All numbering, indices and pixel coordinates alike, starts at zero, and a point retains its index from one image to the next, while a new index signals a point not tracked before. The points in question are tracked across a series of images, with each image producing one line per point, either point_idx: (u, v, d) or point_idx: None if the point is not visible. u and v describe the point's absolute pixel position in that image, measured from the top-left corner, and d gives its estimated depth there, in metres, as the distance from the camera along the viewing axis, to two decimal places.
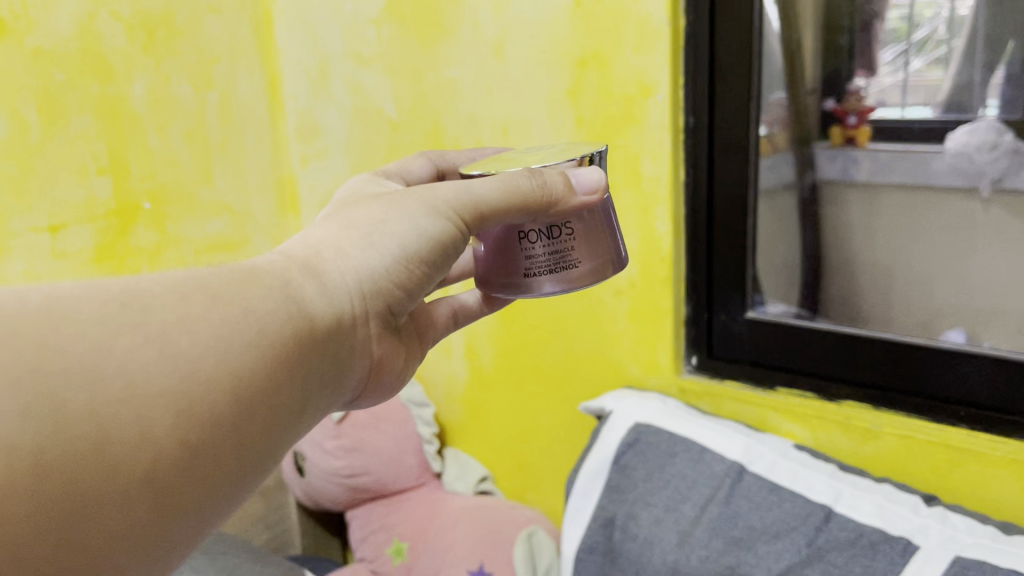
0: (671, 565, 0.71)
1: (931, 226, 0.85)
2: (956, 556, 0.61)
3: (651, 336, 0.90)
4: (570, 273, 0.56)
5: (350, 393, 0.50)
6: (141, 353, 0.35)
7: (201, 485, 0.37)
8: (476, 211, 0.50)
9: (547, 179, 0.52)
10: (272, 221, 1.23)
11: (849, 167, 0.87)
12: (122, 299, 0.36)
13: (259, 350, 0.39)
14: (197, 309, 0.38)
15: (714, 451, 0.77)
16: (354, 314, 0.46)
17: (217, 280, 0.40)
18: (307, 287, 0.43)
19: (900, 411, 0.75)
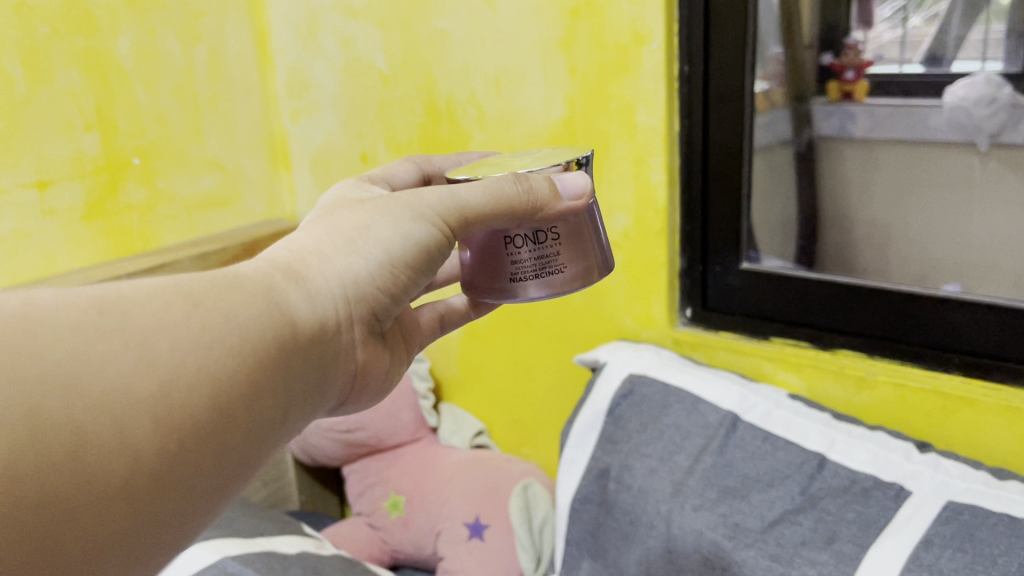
0: (664, 514, 0.71)
1: (932, 179, 0.88)
2: (949, 501, 0.62)
3: (645, 289, 0.89)
4: (557, 278, 0.56)
5: (334, 401, 0.49)
6: (121, 361, 0.35)
7: (179, 492, 0.37)
8: (461, 217, 0.49)
9: (533, 183, 0.52)
10: (264, 177, 1.21)
11: (846, 122, 0.90)
12: (100, 304, 0.36)
13: (240, 357, 0.39)
14: (178, 316, 0.38)
15: (708, 401, 0.77)
16: (338, 320, 0.45)
17: (200, 285, 0.40)
18: (290, 292, 0.43)
19: (896, 359, 0.75)
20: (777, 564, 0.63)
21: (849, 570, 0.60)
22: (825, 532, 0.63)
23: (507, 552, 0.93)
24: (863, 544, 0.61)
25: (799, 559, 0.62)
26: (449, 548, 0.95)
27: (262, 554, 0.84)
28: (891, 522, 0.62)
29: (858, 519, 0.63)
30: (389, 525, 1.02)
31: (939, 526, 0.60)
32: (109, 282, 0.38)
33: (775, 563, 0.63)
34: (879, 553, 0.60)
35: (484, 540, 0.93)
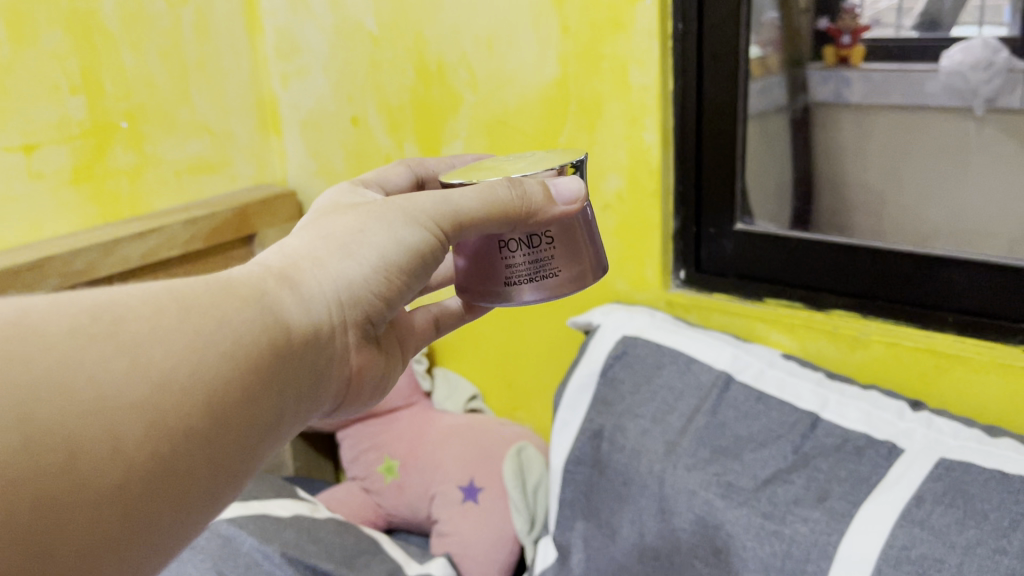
0: (658, 474, 0.71)
1: (923, 147, 0.77)
2: (941, 458, 0.62)
3: (638, 251, 0.89)
4: (551, 282, 0.55)
5: (329, 404, 0.50)
6: (112, 364, 0.36)
7: (174, 495, 0.38)
8: (455, 222, 0.50)
9: (526, 189, 0.52)
10: (253, 142, 1.19)
11: (841, 88, 0.80)
12: (93, 311, 0.37)
13: (234, 362, 0.40)
14: (172, 321, 0.39)
15: (701, 361, 0.77)
16: (332, 326, 0.46)
17: (195, 290, 0.41)
18: (284, 297, 0.44)
19: (890, 319, 0.75)
20: (769, 523, 0.63)
21: (841, 526, 0.60)
22: (817, 490, 0.63)
23: (502, 515, 0.93)
24: (855, 500, 0.61)
25: (792, 516, 0.62)
26: (444, 512, 0.95)
27: (255, 518, 0.83)
28: (883, 479, 0.62)
29: (850, 477, 0.63)
30: (383, 490, 1.02)
31: (931, 483, 0.60)
32: (103, 289, 0.39)
33: (767, 521, 0.63)
34: (871, 510, 0.60)
35: (478, 503, 0.94)
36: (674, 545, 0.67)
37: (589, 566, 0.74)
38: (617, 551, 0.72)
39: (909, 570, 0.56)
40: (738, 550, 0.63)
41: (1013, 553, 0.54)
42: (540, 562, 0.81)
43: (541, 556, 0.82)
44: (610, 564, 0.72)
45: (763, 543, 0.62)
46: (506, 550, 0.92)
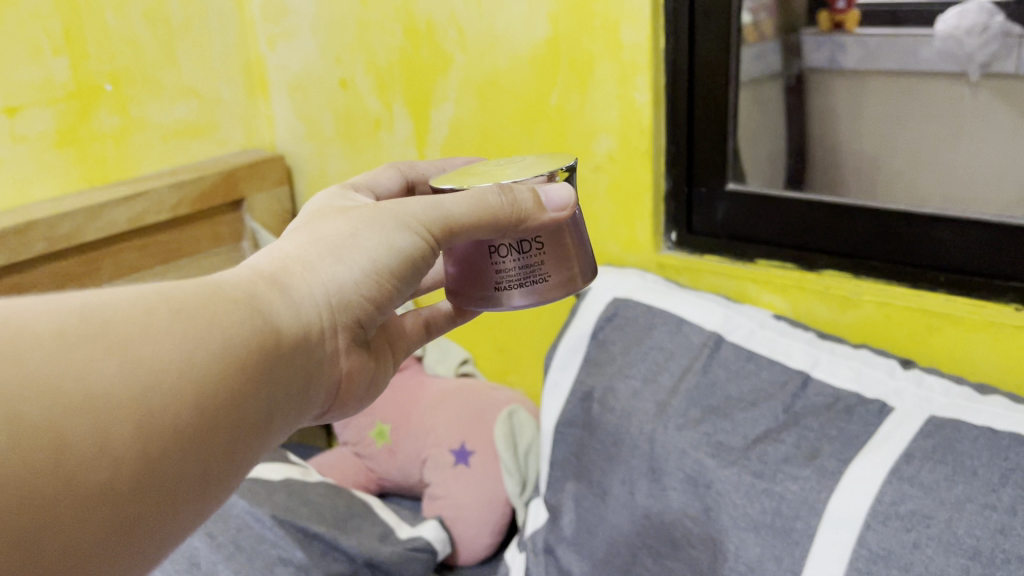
0: (648, 434, 0.71)
1: (920, 112, 0.74)
2: (931, 416, 0.62)
3: (629, 212, 0.88)
4: (541, 287, 0.55)
5: (319, 409, 0.49)
6: (99, 364, 0.35)
7: (164, 498, 0.37)
8: (447, 226, 0.49)
9: (516, 195, 0.51)
10: (241, 105, 1.17)
11: (837, 54, 0.77)
12: (82, 311, 0.37)
13: (223, 363, 0.40)
14: (160, 322, 0.38)
15: (692, 322, 0.77)
16: (323, 328, 0.46)
17: (185, 292, 0.41)
18: (274, 299, 0.44)
19: (881, 279, 0.74)
20: (759, 481, 0.63)
21: (831, 484, 0.60)
22: (807, 448, 0.63)
23: (492, 476, 0.94)
24: (845, 459, 0.61)
25: (782, 474, 0.62)
26: (435, 476, 0.96)
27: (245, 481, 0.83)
28: (872, 437, 0.62)
29: (840, 435, 0.63)
30: (376, 455, 1.02)
31: (921, 440, 0.60)
32: (92, 291, 0.39)
33: (757, 479, 0.63)
34: (860, 466, 0.60)
35: (469, 466, 0.94)
36: (664, 504, 0.67)
37: (580, 526, 0.74)
38: (607, 511, 0.72)
39: (897, 526, 0.56)
40: (728, 508, 0.63)
41: (1003, 507, 0.53)
42: (531, 523, 0.81)
43: (532, 517, 0.82)
44: (601, 524, 0.72)
45: (753, 502, 0.62)
46: (497, 512, 0.93)
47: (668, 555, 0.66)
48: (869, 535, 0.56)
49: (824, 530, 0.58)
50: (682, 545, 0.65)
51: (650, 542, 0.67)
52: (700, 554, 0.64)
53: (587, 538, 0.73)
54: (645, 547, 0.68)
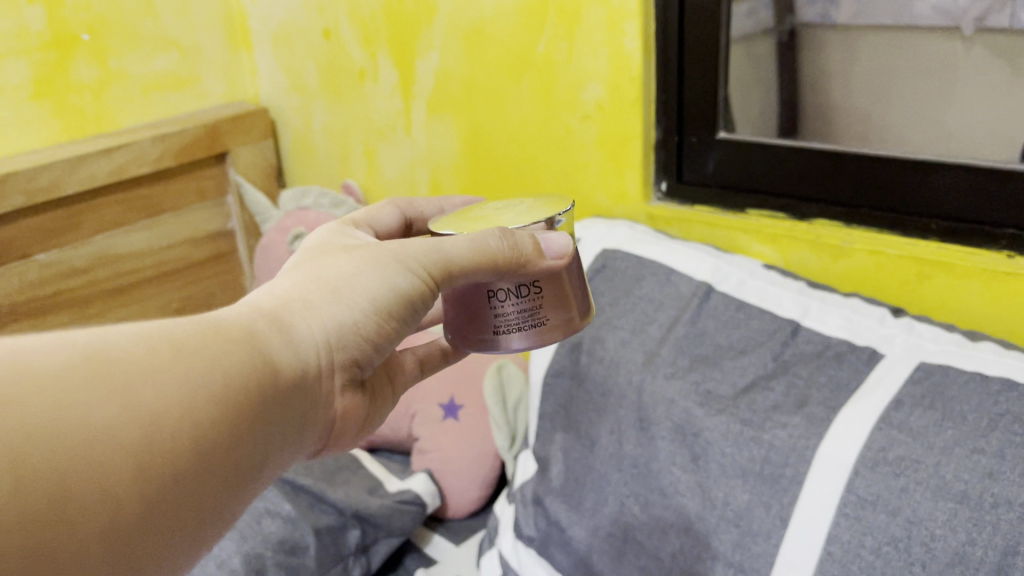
0: (636, 384, 0.70)
1: (911, 68, 0.70)
2: (921, 362, 0.61)
3: (619, 162, 0.87)
4: (539, 330, 0.54)
5: (312, 445, 0.49)
6: (104, 405, 0.35)
7: (161, 537, 0.37)
8: (445, 270, 0.50)
9: (517, 240, 0.51)
10: (223, 57, 1.14)
11: (829, 8, 0.73)
12: (86, 351, 0.36)
13: (223, 403, 0.39)
14: (163, 362, 0.38)
15: (681, 273, 0.76)
16: (319, 366, 0.46)
17: (186, 332, 0.40)
18: (274, 339, 0.44)
19: (874, 228, 0.73)
20: (748, 429, 0.62)
21: (820, 431, 0.60)
22: (796, 396, 0.63)
23: (481, 431, 0.94)
24: (834, 406, 0.61)
25: (771, 422, 0.62)
26: (424, 430, 0.95)
27: None
28: (862, 384, 0.62)
29: (830, 383, 0.63)
30: None
31: (910, 386, 0.60)
32: (92, 329, 0.38)
33: (746, 428, 0.62)
34: (850, 413, 0.59)
35: (458, 421, 0.95)
36: (653, 453, 0.67)
37: (569, 477, 0.74)
38: (595, 461, 0.72)
39: (886, 471, 0.55)
40: (716, 456, 0.63)
41: (992, 452, 0.53)
42: (519, 475, 0.82)
43: (520, 468, 0.82)
44: (590, 474, 0.72)
45: (741, 450, 0.62)
46: (487, 465, 0.93)
47: (656, 503, 0.66)
48: (857, 481, 0.56)
49: (812, 476, 0.58)
50: (671, 494, 0.65)
51: (639, 490, 0.67)
52: (688, 502, 0.63)
53: (576, 488, 0.73)
54: (633, 496, 0.67)
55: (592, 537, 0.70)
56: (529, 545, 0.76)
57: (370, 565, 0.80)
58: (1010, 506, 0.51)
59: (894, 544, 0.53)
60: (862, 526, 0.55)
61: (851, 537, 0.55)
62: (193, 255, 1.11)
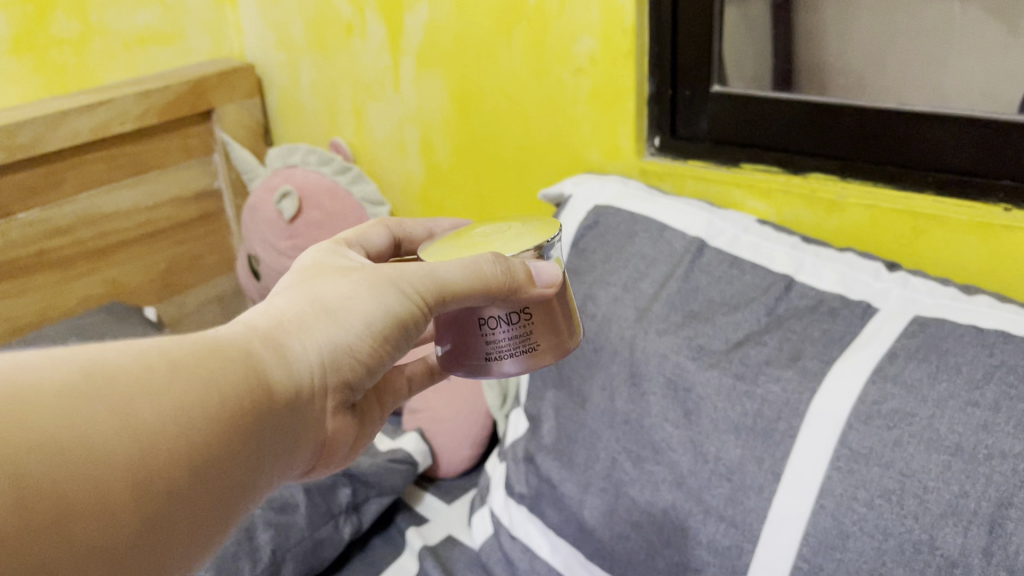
0: (628, 340, 0.70)
1: (907, 29, 0.68)
2: (915, 316, 0.61)
3: (612, 116, 0.85)
4: (530, 356, 0.53)
5: (302, 468, 0.48)
6: (101, 425, 0.33)
7: (155, 561, 0.35)
8: (439, 294, 0.48)
9: (511, 265, 0.50)
10: (207, 12, 1.11)
11: None
12: (86, 367, 0.35)
13: (219, 422, 0.38)
14: (161, 379, 0.36)
15: (674, 228, 0.75)
16: (313, 389, 0.44)
17: (182, 350, 0.39)
18: (268, 360, 0.42)
19: (870, 182, 0.73)
20: (740, 383, 0.62)
21: (813, 385, 0.59)
22: (790, 350, 0.62)
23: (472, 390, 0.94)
24: (828, 360, 0.60)
25: (764, 377, 0.61)
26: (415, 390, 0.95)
27: None
28: (856, 338, 0.61)
29: (824, 337, 0.62)
30: None
31: (905, 340, 0.59)
32: (92, 345, 0.37)
33: (738, 382, 0.62)
34: (844, 367, 0.59)
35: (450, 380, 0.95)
36: (645, 409, 0.66)
37: (560, 434, 0.74)
38: (587, 418, 0.71)
39: (879, 425, 0.55)
40: (708, 411, 0.62)
41: (986, 405, 0.53)
42: (512, 433, 0.82)
43: (512, 427, 0.83)
44: (582, 431, 0.71)
45: (734, 405, 0.61)
46: (478, 424, 0.93)
47: (648, 459, 0.65)
48: (850, 435, 0.56)
49: (805, 430, 0.58)
50: (663, 449, 0.64)
51: (631, 447, 0.67)
52: (680, 457, 0.63)
53: (567, 446, 0.72)
54: (625, 452, 0.67)
55: (584, 494, 0.69)
56: (520, 502, 0.76)
57: (361, 524, 0.80)
58: (1004, 458, 0.50)
59: (887, 497, 0.53)
60: (855, 479, 0.54)
61: (844, 491, 0.55)
62: (179, 214, 1.09)
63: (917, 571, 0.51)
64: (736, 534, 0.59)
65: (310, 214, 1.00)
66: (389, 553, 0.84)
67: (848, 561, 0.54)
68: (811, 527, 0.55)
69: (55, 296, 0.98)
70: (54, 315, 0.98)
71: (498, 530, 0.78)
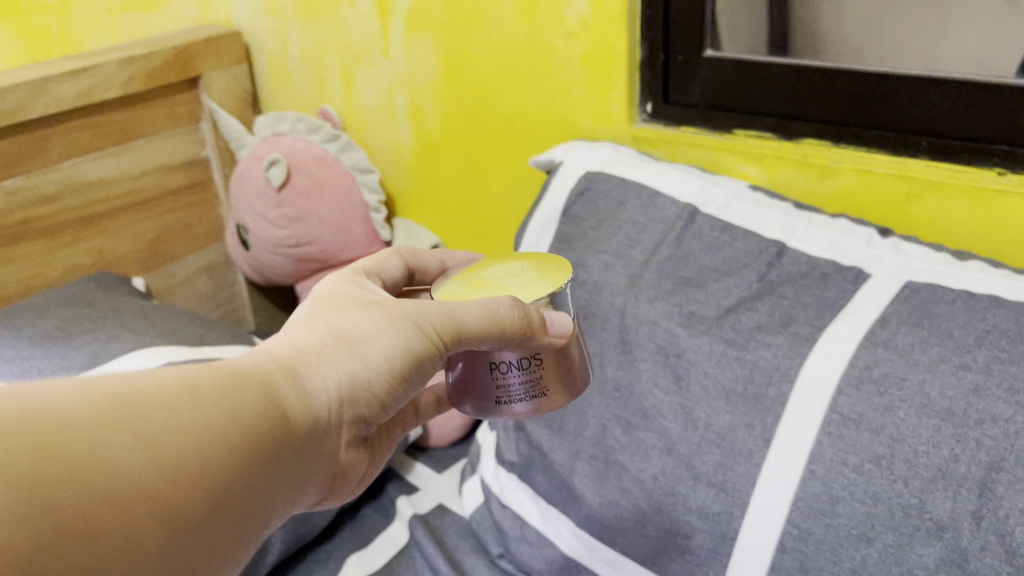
0: (619, 307, 0.69)
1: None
2: (907, 281, 0.60)
3: (604, 81, 0.84)
4: (541, 400, 0.52)
5: (315, 499, 0.49)
6: (128, 457, 0.35)
7: None
8: (456, 333, 0.48)
9: (528, 309, 0.49)
10: None
11: None
12: (115, 399, 0.37)
13: (237, 452, 0.40)
14: (185, 409, 0.39)
15: (666, 195, 0.74)
16: (328, 420, 0.46)
17: (205, 381, 0.41)
18: (286, 390, 0.44)
19: (863, 148, 0.72)
20: (731, 349, 0.61)
21: (804, 351, 0.59)
22: (781, 316, 0.62)
23: None
24: (819, 325, 0.60)
25: (754, 342, 0.61)
26: None
27: (206, 360, 0.78)
28: (847, 304, 0.60)
29: (815, 303, 0.62)
30: None
31: (898, 305, 0.58)
32: (124, 374, 0.39)
33: (729, 348, 0.61)
34: (835, 333, 0.58)
35: None
36: (635, 375, 0.66)
37: None
38: None
39: (870, 390, 0.55)
40: (699, 377, 0.62)
41: (977, 369, 0.52)
42: None
43: None
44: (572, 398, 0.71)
45: (724, 370, 0.61)
46: None
47: (639, 426, 0.65)
48: (841, 400, 0.56)
49: (795, 395, 0.57)
50: (653, 416, 0.64)
51: (621, 414, 0.66)
52: (670, 424, 0.63)
53: (557, 413, 0.72)
54: (615, 419, 0.67)
55: (574, 461, 0.69)
56: (510, 470, 0.76)
57: None
58: (994, 423, 0.50)
59: (876, 462, 0.53)
60: (845, 444, 0.54)
61: (834, 455, 0.54)
62: (167, 182, 1.08)
63: (906, 535, 0.51)
64: (726, 500, 0.58)
65: (298, 182, 0.99)
66: (379, 521, 0.84)
67: (837, 526, 0.53)
68: (801, 492, 0.55)
69: (42, 265, 0.96)
70: (40, 285, 0.96)
71: (488, 498, 0.78)
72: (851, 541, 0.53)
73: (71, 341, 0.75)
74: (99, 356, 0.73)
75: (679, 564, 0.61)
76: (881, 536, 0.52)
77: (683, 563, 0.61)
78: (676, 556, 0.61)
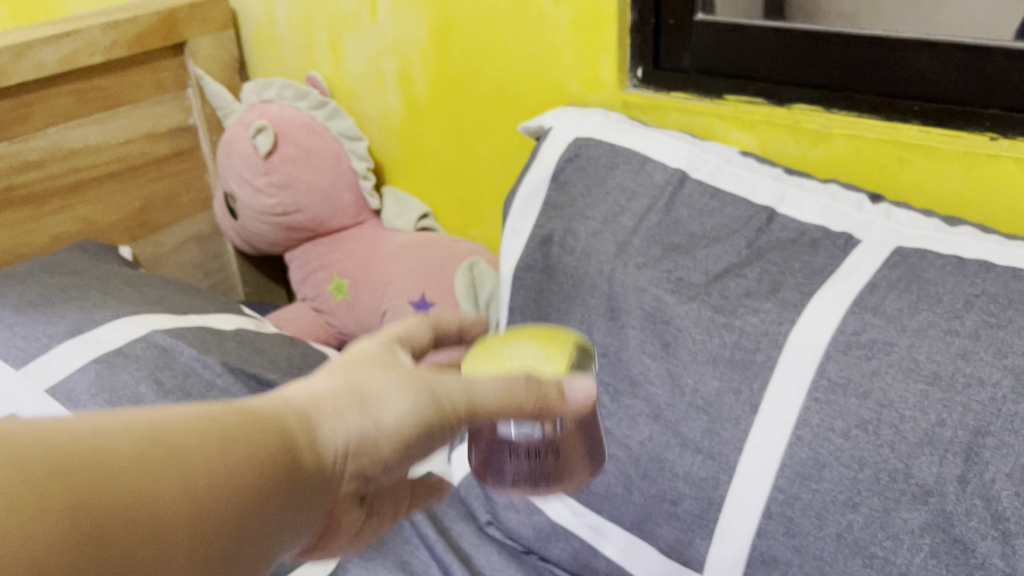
0: (607, 274, 0.68)
1: None
2: (897, 247, 0.60)
3: (594, 45, 0.83)
4: (543, 488, 0.49)
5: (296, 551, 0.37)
6: (165, 514, 0.27)
7: None
8: (469, 405, 0.38)
9: (547, 385, 0.41)
10: None
11: None
12: (146, 436, 0.28)
13: (280, 503, 0.32)
14: (224, 454, 0.30)
15: (656, 160, 0.73)
16: (328, 476, 0.34)
17: (235, 419, 0.32)
18: (293, 445, 0.33)
19: (854, 112, 0.71)
20: (719, 315, 0.61)
21: (792, 316, 0.58)
22: (770, 282, 0.61)
23: None
24: (807, 291, 0.59)
25: (742, 308, 0.60)
26: None
27: (192, 328, 0.77)
28: (837, 270, 0.60)
29: (805, 269, 0.61)
30: (334, 309, 1.02)
31: (887, 271, 0.58)
32: (138, 412, 0.30)
33: (717, 314, 0.61)
34: (824, 297, 0.58)
35: None
36: (623, 342, 0.66)
37: None
38: None
39: (858, 355, 0.55)
40: (686, 343, 0.62)
41: (965, 333, 0.52)
42: None
43: None
44: None
45: (712, 336, 0.61)
46: None
47: (626, 393, 0.65)
48: (829, 365, 0.55)
49: (783, 361, 0.57)
50: (640, 382, 0.64)
51: (608, 380, 0.66)
52: (657, 390, 0.63)
53: None
54: (603, 386, 0.66)
55: None
56: None
57: None
58: (981, 387, 0.50)
59: (863, 427, 0.53)
60: (832, 410, 0.54)
61: (820, 421, 0.55)
62: (153, 151, 1.07)
63: (892, 499, 0.51)
64: (713, 466, 0.59)
65: (286, 149, 0.98)
66: None
67: (823, 491, 0.54)
68: (787, 457, 0.55)
69: (27, 233, 0.95)
70: (25, 253, 0.96)
71: None
72: (837, 505, 0.53)
73: (55, 309, 0.74)
74: (82, 324, 0.72)
75: (666, 529, 0.62)
76: (866, 501, 0.52)
77: (671, 528, 0.61)
78: (664, 521, 0.62)
